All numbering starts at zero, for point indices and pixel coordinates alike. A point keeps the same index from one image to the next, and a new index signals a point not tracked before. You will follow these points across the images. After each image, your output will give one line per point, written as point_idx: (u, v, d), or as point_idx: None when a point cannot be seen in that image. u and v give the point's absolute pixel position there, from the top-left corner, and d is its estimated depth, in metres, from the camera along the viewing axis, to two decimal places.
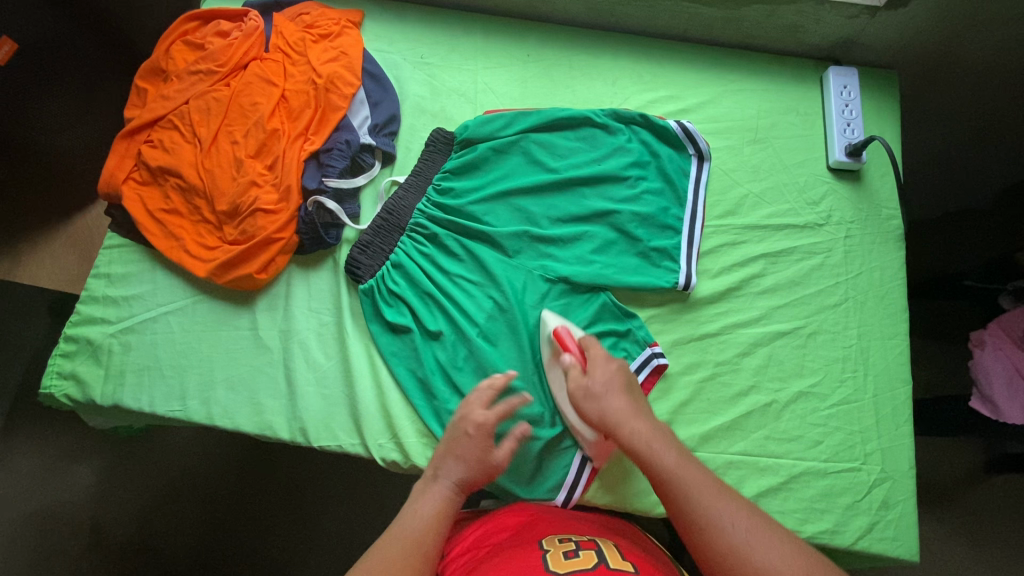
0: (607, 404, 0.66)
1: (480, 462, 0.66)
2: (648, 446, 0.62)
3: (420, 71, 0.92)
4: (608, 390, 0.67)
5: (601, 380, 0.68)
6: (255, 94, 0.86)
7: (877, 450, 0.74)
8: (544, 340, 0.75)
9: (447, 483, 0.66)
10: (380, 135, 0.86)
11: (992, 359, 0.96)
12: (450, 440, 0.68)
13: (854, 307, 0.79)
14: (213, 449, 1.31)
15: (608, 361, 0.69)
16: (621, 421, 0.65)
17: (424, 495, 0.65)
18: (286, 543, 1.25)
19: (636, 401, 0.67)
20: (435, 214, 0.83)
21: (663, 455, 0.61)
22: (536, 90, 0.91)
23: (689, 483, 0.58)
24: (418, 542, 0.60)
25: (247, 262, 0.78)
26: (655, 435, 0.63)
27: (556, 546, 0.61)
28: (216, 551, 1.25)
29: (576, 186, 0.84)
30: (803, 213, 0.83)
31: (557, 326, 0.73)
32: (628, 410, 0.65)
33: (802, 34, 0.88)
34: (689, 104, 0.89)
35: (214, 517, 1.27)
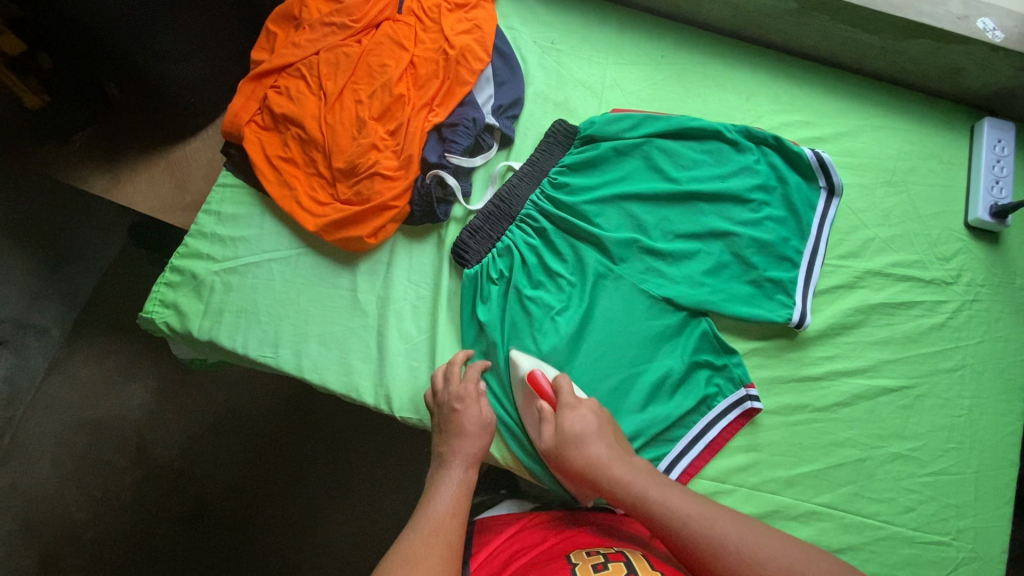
0: (584, 452, 0.64)
1: (483, 443, 0.69)
2: (641, 488, 0.61)
3: (549, 56, 0.90)
4: (596, 438, 0.65)
5: (582, 415, 0.66)
6: (385, 57, 0.85)
7: (970, 528, 0.70)
8: (514, 382, 0.74)
9: (458, 470, 0.66)
10: (502, 117, 0.85)
11: None
12: (445, 423, 0.70)
13: (971, 375, 0.75)
14: (264, 392, 1.35)
15: (580, 404, 0.67)
16: (607, 466, 0.63)
17: (439, 488, 0.65)
18: (319, 495, 1.28)
19: (610, 435, 0.66)
20: (548, 208, 0.81)
21: (656, 496, 0.60)
22: (665, 93, 0.88)
23: (683, 514, 0.58)
24: (438, 527, 0.60)
25: (360, 224, 0.78)
26: (643, 478, 0.62)
27: (584, 559, 0.60)
28: (252, 491, 1.29)
29: (695, 202, 0.81)
30: (931, 267, 0.79)
31: (531, 370, 0.71)
32: (611, 457, 0.64)
33: (962, 78, 0.83)
34: (824, 133, 0.85)
35: (255, 457, 1.31)
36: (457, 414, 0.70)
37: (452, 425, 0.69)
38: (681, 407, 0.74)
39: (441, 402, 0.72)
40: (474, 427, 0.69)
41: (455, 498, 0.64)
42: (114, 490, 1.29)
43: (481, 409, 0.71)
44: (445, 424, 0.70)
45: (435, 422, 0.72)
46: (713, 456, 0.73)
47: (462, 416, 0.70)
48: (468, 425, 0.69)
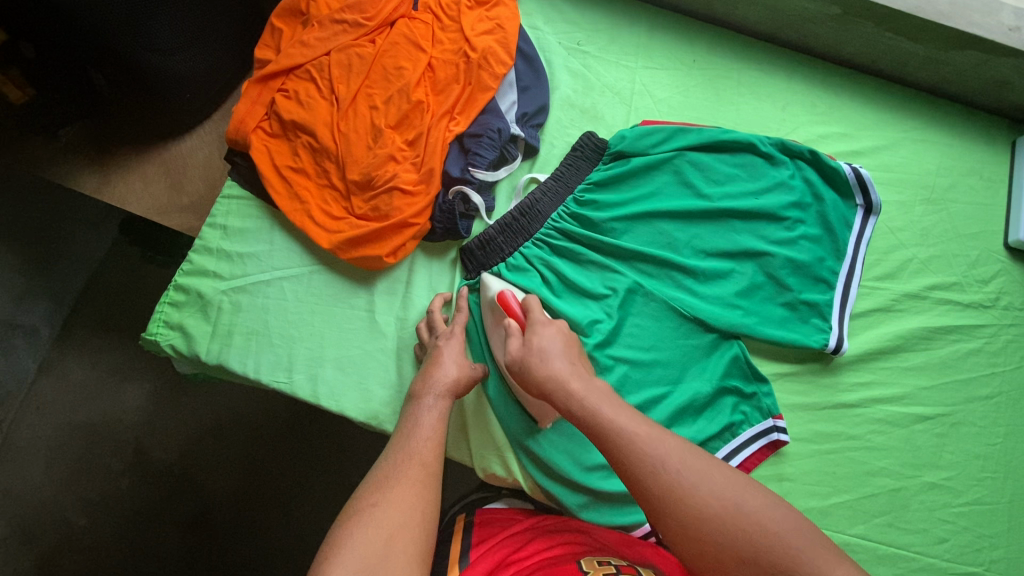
0: (547, 366, 0.59)
1: (465, 373, 0.68)
2: (595, 405, 0.55)
3: (575, 58, 0.85)
4: (543, 355, 0.60)
5: (547, 340, 0.61)
6: (401, 58, 0.80)
7: (1004, 558, 0.69)
8: (485, 306, 0.73)
9: (433, 398, 0.64)
10: (527, 126, 0.80)
11: None
12: (429, 361, 0.69)
13: (1008, 402, 0.73)
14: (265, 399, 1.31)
15: (547, 325, 0.63)
16: (563, 381, 0.58)
17: (413, 414, 0.63)
18: (323, 503, 1.25)
19: (575, 355, 0.62)
20: (572, 226, 0.77)
21: (614, 417, 0.54)
22: (697, 101, 0.83)
23: (641, 437, 0.52)
24: (414, 454, 0.59)
25: (378, 242, 0.74)
26: (599, 394, 0.57)
27: (595, 568, 0.56)
28: (254, 496, 1.25)
29: (727, 219, 0.78)
30: (969, 289, 0.76)
31: (501, 291, 0.70)
32: (566, 371, 0.58)
33: (1007, 91, 0.79)
34: (862, 146, 0.81)
35: (257, 463, 1.27)
36: (441, 349, 0.68)
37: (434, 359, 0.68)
38: (705, 431, 0.72)
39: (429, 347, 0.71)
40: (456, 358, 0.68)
41: (434, 424, 0.62)
42: (110, 497, 1.25)
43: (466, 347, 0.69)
44: (428, 360, 0.69)
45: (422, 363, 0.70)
46: None
47: (445, 352, 0.68)
48: (450, 359, 0.68)
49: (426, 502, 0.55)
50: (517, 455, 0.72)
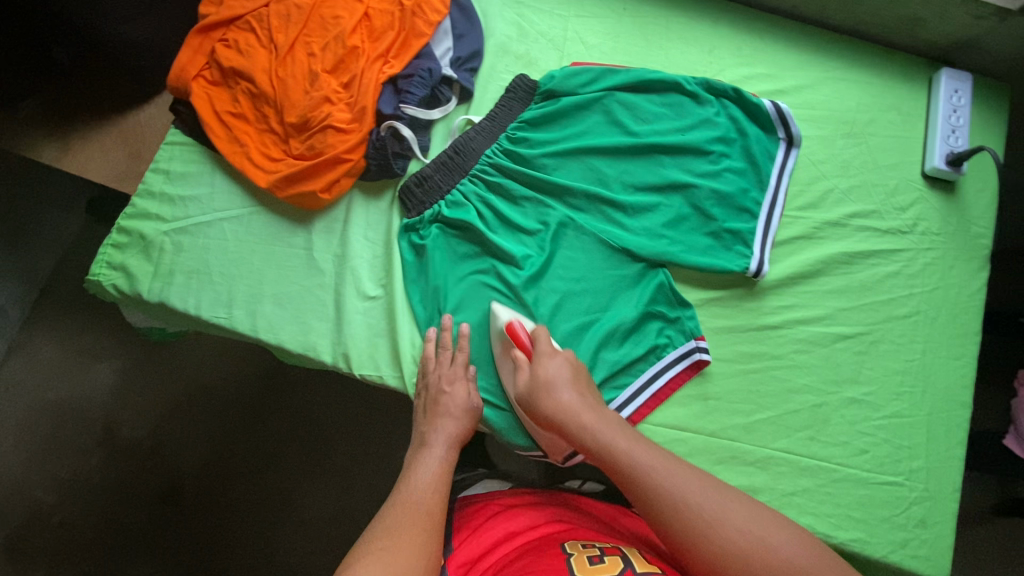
0: (554, 398, 0.65)
1: (461, 428, 0.69)
2: (606, 435, 0.63)
3: (510, 9, 0.88)
4: (575, 413, 0.65)
5: (551, 369, 0.67)
6: (338, 7, 0.82)
7: (922, 468, 0.72)
8: (494, 336, 0.74)
9: (440, 448, 0.67)
10: (460, 70, 0.82)
11: None
12: (430, 404, 0.70)
13: (925, 321, 0.76)
14: (238, 359, 1.31)
15: (555, 355, 0.68)
16: (570, 415, 0.65)
17: (419, 465, 0.66)
18: (295, 475, 1.26)
19: (583, 391, 0.67)
20: (503, 162, 0.80)
21: (619, 440, 0.62)
22: (627, 46, 0.86)
23: (659, 470, 0.59)
24: (421, 502, 0.61)
25: (313, 179, 0.76)
26: (611, 430, 0.63)
27: (579, 549, 0.60)
28: (223, 468, 1.26)
29: (655, 155, 0.81)
30: (888, 216, 0.79)
31: (510, 321, 0.72)
32: (579, 404, 0.65)
33: (920, 28, 0.82)
34: (786, 86, 0.84)
35: (228, 437, 1.28)
36: (442, 395, 0.70)
37: (434, 410, 0.69)
38: (630, 354, 0.74)
39: (429, 384, 0.71)
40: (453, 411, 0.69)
41: (437, 475, 0.65)
42: (81, 474, 1.25)
43: (467, 390, 0.71)
44: (432, 405, 0.70)
45: (418, 402, 0.72)
46: (660, 405, 0.73)
47: (446, 398, 0.70)
48: (453, 405, 0.70)
49: (425, 546, 0.56)
50: None
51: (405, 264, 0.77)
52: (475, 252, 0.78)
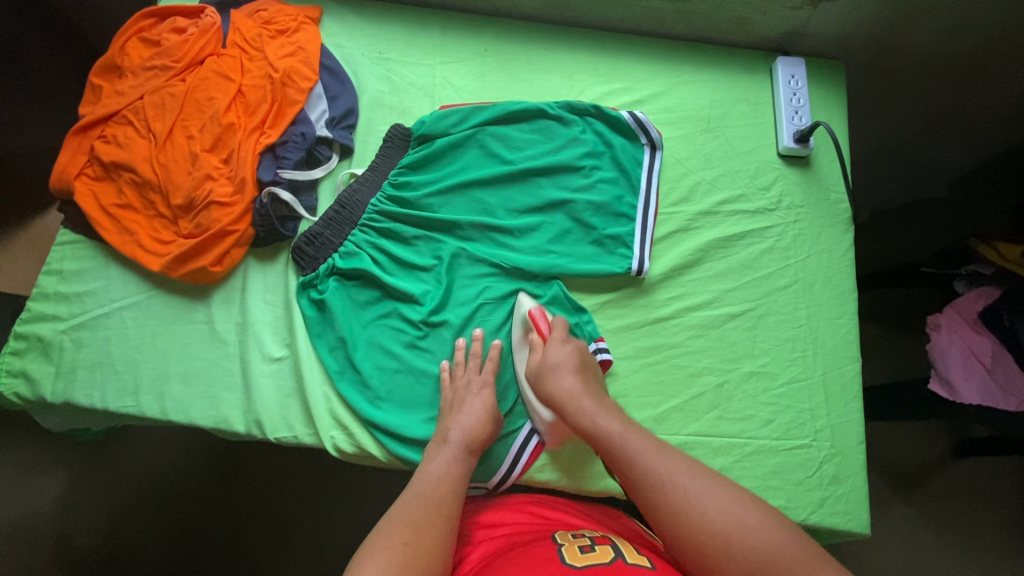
0: (559, 382, 0.70)
1: (481, 430, 0.70)
2: (610, 430, 0.65)
3: (379, 66, 0.93)
4: (576, 399, 0.68)
5: (558, 359, 0.71)
6: (211, 90, 0.87)
7: (826, 427, 0.75)
8: (517, 322, 0.79)
9: (457, 446, 0.69)
10: (337, 128, 0.87)
11: (947, 341, 1.09)
12: (449, 401, 0.72)
13: (804, 288, 0.81)
14: (187, 444, 1.21)
15: (566, 344, 0.73)
16: (568, 400, 0.68)
17: (435, 456, 0.68)
18: (264, 554, 1.15)
19: (588, 384, 0.70)
20: (388, 207, 0.83)
21: (622, 437, 0.64)
22: (493, 84, 0.93)
23: (653, 463, 0.60)
24: (438, 499, 0.63)
25: (203, 254, 0.78)
26: (614, 422, 0.65)
27: (570, 540, 0.58)
28: (195, 556, 1.15)
29: (534, 179, 0.86)
30: (754, 198, 0.85)
31: (531, 308, 0.77)
32: (576, 390, 0.69)
33: (750, 26, 0.90)
34: (642, 96, 0.91)
35: (191, 526, 1.16)
36: (461, 398, 0.72)
37: (453, 407, 0.71)
38: None
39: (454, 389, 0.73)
40: (472, 414, 0.70)
41: (450, 472, 0.67)
42: None
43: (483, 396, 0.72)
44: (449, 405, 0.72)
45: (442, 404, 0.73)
46: None
47: (468, 404, 0.71)
48: (470, 406, 0.71)
49: (443, 540, 0.59)
50: (368, 428, 0.75)
51: (307, 320, 0.78)
52: (377, 297, 0.80)
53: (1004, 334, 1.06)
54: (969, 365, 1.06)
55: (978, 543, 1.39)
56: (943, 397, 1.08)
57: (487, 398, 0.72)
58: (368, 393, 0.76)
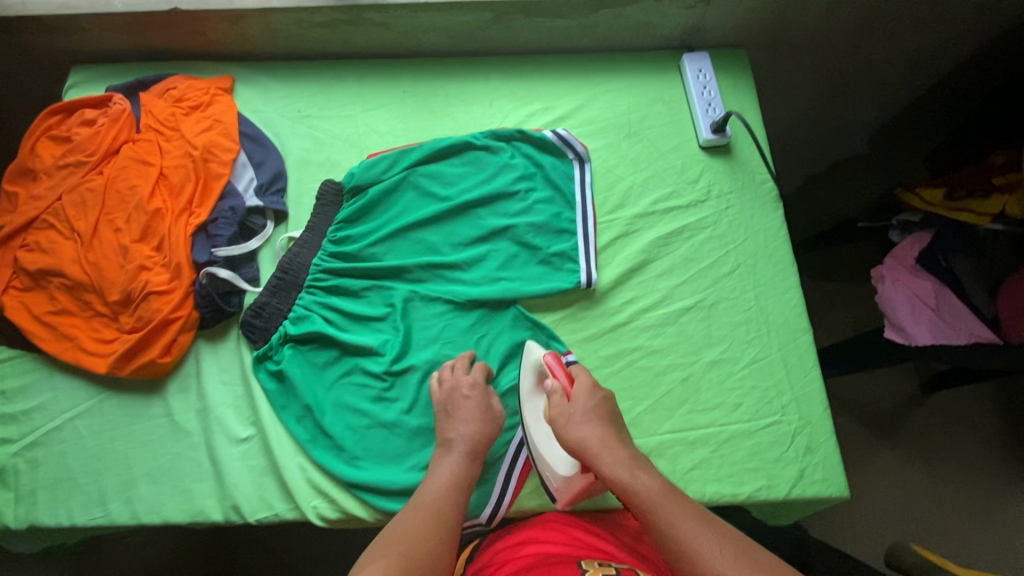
0: (578, 430, 0.67)
1: (481, 433, 0.71)
2: (631, 474, 0.62)
3: (300, 124, 0.93)
4: (607, 447, 0.65)
5: (584, 405, 0.69)
6: (131, 178, 0.85)
7: (792, 400, 0.77)
8: (531, 366, 0.77)
9: (458, 455, 0.68)
10: (267, 194, 0.86)
11: (893, 290, 1.12)
12: (447, 406, 0.72)
13: (748, 270, 0.84)
14: (174, 538, 1.16)
15: (592, 394, 0.70)
16: (596, 450, 0.65)
17: (438, 466, 0.68)
18: None
19: (614, 431, 0.67)
20: (332, 265, 0.82)
21: (644, 482, 0.61)
22: (417, 123, 0.93)
23: (668, 513, 0.57)
24: (439, 507, 0.62)
25: (149, 347, 0.76)
26: (634, 469, 0.63)
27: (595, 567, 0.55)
28: None
29: (473, 211, 0.87)
30: (685, 192, 0.88)
31: (546, 356, 0.75)
32: (602, 437, 0.66)
33: (652, 29, 0.94)
34: (563, 112, 0.93)
35: None
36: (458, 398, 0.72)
37: (450, 412, 0.71)
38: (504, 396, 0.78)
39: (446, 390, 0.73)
40: (469, 417, 0.71)
41: (451, 483, 0.66)
42: None
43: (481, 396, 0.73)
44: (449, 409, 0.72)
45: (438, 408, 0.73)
46: None
47: (466, 404, 0.72)
48: (467, 408, 0.72)
49: (443, 546, 0.57)
50: (350, 491, 0.73)
51: (268, 394, 0.77)
52: (336, 356, 0.79)
53: (942, 274, 1.10)
54: (916, 310, 1.10)
55: (964, 472, 1.45)
56: (901, 343, 1.10)
57: (488, 402, 0.73)
58: (343, 454, 0.74)
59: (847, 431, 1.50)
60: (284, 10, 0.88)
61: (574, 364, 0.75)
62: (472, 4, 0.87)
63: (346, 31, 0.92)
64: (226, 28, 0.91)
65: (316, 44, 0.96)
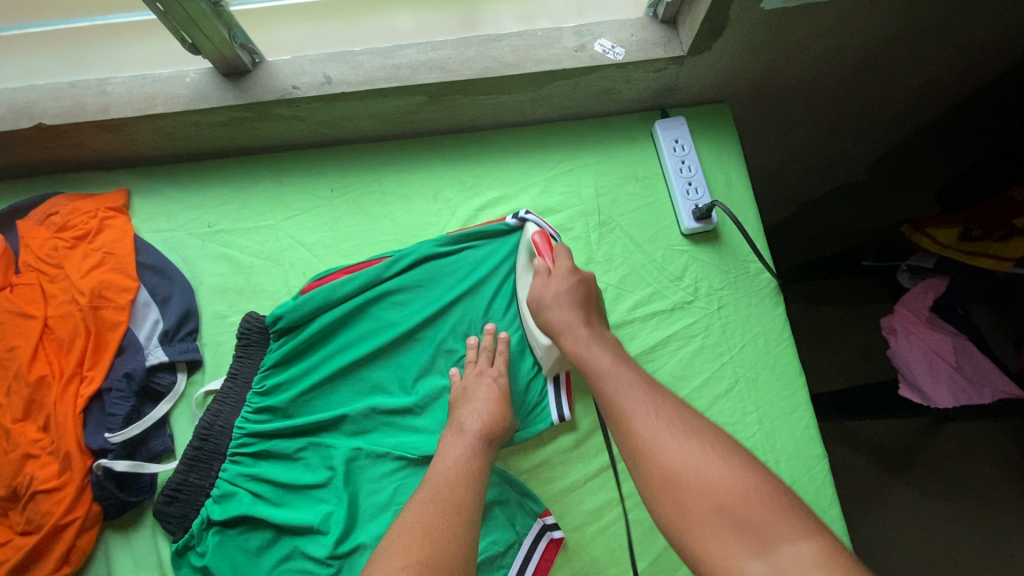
0: (548, 314, 0.63)
1: (499, 418, 0.64)
2: (587, 348, 0.59)
3: (212, 242, 0.79)
4: (570, 326, 0.62)
5: (555, 285, 0.65)
6: (9, 336, 0.70)
7: None
8: (525, 248, 0.73)
9: (471, 436, 0.61)
10: (175, 342, 0.72)
11: (906, 345, 0.91)
12: (462, 393, 0.67)
13: (748, 386, 0.72)
14: None
15: (572, 275, 0.65)
16: (563, 330, 0.62)
17: (449, 448, 0.61)
18: None
19: (586, 316, 0.63)
20: (260, 426, 0.69)
21: (598, 355, 0.58)
22: (349, 230, 0.79)
23: (616, 386, 0.54)
24: (455, 496, 0.56)
25: (41, 558, 0.63)
26: (591, 342, 0.60)
27: None
28: None
29: (424, 335, 0.74)
30: (668, 292, 0.75)
31: (535, 232, 0.71)
32: (572, 317, 0.62)
33: (617, 95, 0.79)
34: (521, 201, 0.79)
35: None
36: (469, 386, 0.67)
37: (466, 396, 0.66)
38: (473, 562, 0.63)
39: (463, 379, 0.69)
40: (485, 402, 0.65)
41: (464, 463, 0.59)
42: None
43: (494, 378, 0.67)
44: (460, 397, 0.67)
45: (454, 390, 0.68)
46: None
47: (477, 390, 0.66)
48: (479, 393, 0.66)
49: (467, 547, 0.52)
50: None
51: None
52: (271, 538, 0.66)
53: (961, 325, 0.90)
54: (937, 367, 0.88)
55: (1006, 515, 1.17)
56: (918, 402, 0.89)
57: (503, 387, 0.67)
58: None
59: (855, 464, 1.22)
60: (173, 115, 0.72)
61: (563, 244, 0.70)
62: (398, 90, 0.72)
63: (252, 126, 0.77)
64: (109, 136, 0.76)
65: (220, 142, 0.80)
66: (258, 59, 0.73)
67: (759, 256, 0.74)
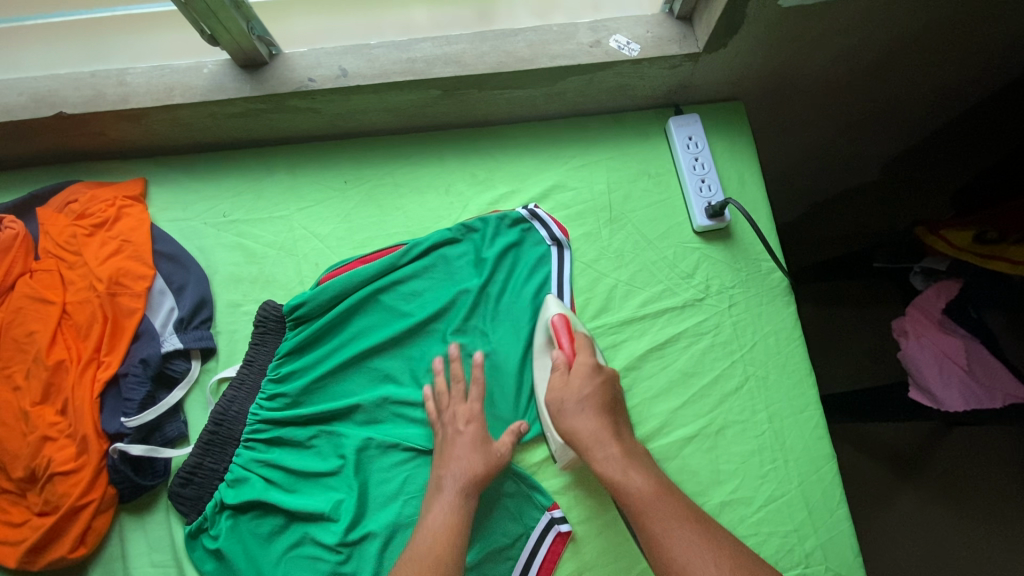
0: (570, 420, 0.62)
1: (479, 460, 0.63)
2: (623, 472, 0.58)
3: (227, 232, 0.80)
4: (600, 442, 0.60)
5: (580, 391, 0.63)
6: (29, 320, 0.71)
7: (817, 548, 0.66)
8: (544, 328, 0.70)
9: (454, 489, 0.61)
10: (190, 330, 0.73)
11: (918, 349, 0.90)
12: (444, 437, 0.66)
13: (758, 385, 0.72)
14: None
15: (593, 375, 0.63)
16: (588, 443, 0.60)
17: (434, 503, 0.61)
18: None
19: (611, 425, 0.62)
20: (274, 414, 0.70)
21: (637, 481, 0.57)
22: (362, 223, 0.80)
23: (659, 523, 0.54)
24: (437, 556, 0.56)
25: (59, 537, 0.65)
26: (627, 466, 0.58)
27: None
28: None
29: (436, 327, 0.74)
30: (679, 290, 0.75)
31: (555, 317, 0.68)
32: (597, 431, 0.60)
33: (631, 91, 0.79)
34: (532, 196, 0.80)
35: None
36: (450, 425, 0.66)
37: (448, 439, 0.65)
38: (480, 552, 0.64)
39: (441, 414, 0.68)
40: (466, 445, 0.64)
41: (449, 521, 0.59)
42: None
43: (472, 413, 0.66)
44: (442, 441, 0.66)
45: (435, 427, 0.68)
46: None
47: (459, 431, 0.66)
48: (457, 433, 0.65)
49: None
50: None
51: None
52: (282, 524, 0.67)
53: (974, 329, 0.89)
54: (948, 371, 0.87)
55: (1017, 520, 1.16)
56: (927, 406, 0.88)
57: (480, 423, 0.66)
58: None
59: (862, 467, 1.22)
60: (191, 106, 0.73)
61: (585, 334, 0.68)
62: (414, 83, 0.73)
63: (268, 118, 0.78)
64: (128, 126, 0.77)
65: (235, 132, 0.81)
66: (275, 51, 0.74)
67: (771, 255, 0.74)
